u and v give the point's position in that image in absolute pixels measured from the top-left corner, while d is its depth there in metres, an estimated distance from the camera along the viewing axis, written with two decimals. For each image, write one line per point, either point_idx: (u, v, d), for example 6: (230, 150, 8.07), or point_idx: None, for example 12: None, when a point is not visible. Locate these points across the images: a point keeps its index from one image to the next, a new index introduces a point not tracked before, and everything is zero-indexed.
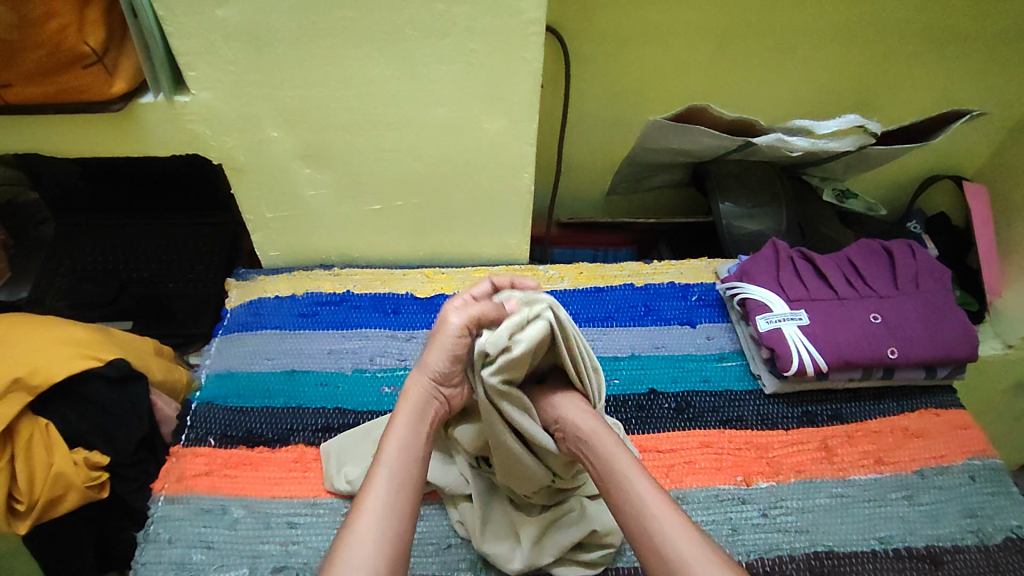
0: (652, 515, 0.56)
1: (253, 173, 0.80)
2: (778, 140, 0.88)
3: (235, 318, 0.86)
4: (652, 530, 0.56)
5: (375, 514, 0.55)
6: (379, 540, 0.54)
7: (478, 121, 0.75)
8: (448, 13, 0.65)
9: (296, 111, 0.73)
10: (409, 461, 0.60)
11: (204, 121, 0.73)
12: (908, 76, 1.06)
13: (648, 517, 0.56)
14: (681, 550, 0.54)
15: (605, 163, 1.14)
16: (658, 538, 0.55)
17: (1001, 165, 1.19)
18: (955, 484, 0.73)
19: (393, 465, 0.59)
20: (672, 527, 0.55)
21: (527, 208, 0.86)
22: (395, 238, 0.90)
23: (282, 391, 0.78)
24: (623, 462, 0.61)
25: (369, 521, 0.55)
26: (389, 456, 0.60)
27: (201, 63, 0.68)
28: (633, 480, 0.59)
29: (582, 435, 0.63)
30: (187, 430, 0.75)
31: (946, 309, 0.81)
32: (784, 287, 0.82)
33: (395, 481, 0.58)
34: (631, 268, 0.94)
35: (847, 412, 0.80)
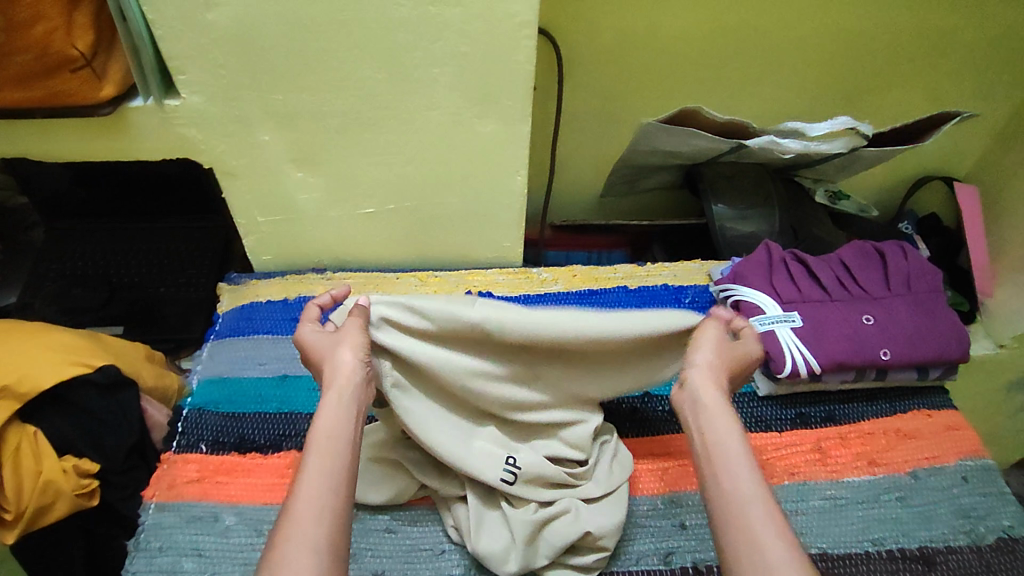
0: (735, 489, 0.51)
1: (245, 177, 0.79)
2: (770, 142, 0.88)
3: (226, 323, 0.86)
4: (735, 505, 0.50)
5: (310, 503, 0.49)
6: (317, 531, 0.47)
7: (471, 124, 0.75)
8: (440, 16, 0.65)
9: (287, 115, 0.73)
10: (341, 443, 0.53)
11: (194, 125, 0.73)
12: (899, 78, 1.06)
13: (732, 492, 0.51)
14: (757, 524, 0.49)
15: (598, 165, 1.14)
16: (742, 517, 0.49)
17: (991, 166, 1.20)
18: (948, 485, 0.74)
19: (330, 445, 0.53)
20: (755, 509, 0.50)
21: (520, 211, 0.86)
22: (388, 241, 0.90)
23: (275, 397, 0.78)
24: (722, 427, 0.56)
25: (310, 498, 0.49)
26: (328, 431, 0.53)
27: (191, 66, 0.67)
28: (728, 444, 0.54)
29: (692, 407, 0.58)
30: (178, 436, 0.74)
31: (938, 311, 0.81)
32: (777, 290, 0.82)
33: (330, 461, 0.51)
34: (624, 270, 0.94)
35: (840, 413, 0.80)
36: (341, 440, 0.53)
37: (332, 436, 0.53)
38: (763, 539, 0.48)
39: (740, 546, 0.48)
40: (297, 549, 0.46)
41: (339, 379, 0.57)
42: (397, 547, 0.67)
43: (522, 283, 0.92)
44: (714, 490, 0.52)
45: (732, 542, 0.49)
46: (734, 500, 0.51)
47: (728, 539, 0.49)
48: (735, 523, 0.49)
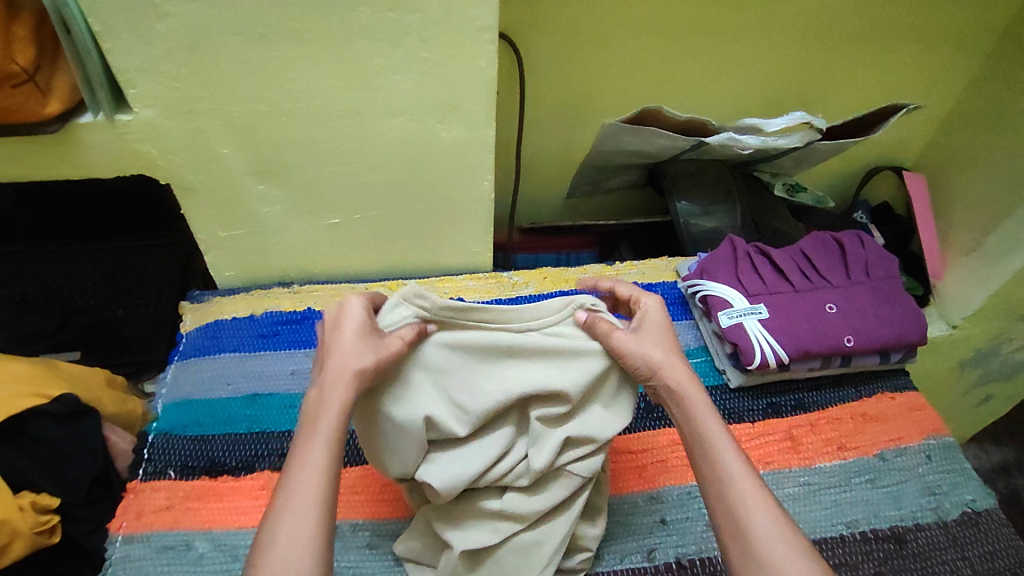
0: (734, 488, 0.53)
1: (204, 192, 0.77)
2: (729, 139, 0.89)
3: (191, 342, 0.83)
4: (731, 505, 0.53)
5: (312, 503, 0.48)
6: (315, 526, 0.47)
7: (433, 130, 0.75)
8: (399, 22, 0.64)
9: (244, 126, 0.71)
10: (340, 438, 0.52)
11: (149, 140, 0.70)
12: (847, 72, 1.10)
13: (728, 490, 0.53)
14: (743, 493, 0.53)
15: (563, 168, 1.15)
16: (738, 499, 0.52)
17: (937, 155, 1.26)
18: (913, 464, 0.76)
19: (330, 443, 0.51)
20: (758, 513, 0.52)
21: (488, 215, 0.86)
22: (356, 252, 0.88)
23: (245, 417, 0.76)
24: (712, 427, 0.56)
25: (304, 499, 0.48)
26: (324, 424, 0.52)
27: (142, 79, 0.65)
28: (720, 442, 0.56)
29: (675, 395, 0.59)
30: (144, 463, 0.71)
31: (897, 296, 0.84)
32: (743, 283, 0.83)
33: (331, 454, 0.51)
34: (594, 270, 0.96)
35: (810, 400, 0.82)
36: (341, 437, 0.52)
37: (335, 432, 0.52)
38: (764, 541, 0.50)
39: (747, 552, 0.50)
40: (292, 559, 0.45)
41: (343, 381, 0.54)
42: (379, 563, 0.66)
43: (494, 288, 0.92)
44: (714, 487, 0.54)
45: (730, 544, 0.52)
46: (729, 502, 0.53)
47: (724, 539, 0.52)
48: (728, 503, 0.53)
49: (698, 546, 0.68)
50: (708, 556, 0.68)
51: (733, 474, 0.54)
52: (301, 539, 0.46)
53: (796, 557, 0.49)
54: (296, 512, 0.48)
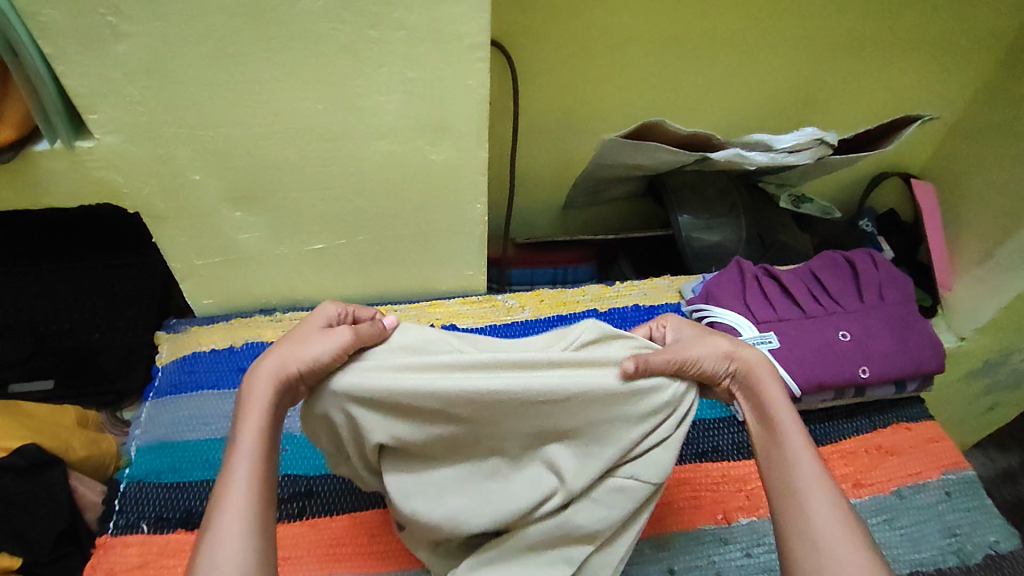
0: (803, 490, 0.50)
1: (176, 220, 0.72)
2: (736, 155, 0.83)
3: (167, 378, 0.78)
4: (798, 505, 0.49)
5: (242, 501, 0.46)
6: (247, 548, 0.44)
7: (423, 152, 0.69)
8: (382, 40, 0.59)
9: (217, 150, 0.65)
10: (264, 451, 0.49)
11: (113, 168, 0.65)
12: (856, 78, 1.05)
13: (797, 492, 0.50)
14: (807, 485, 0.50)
15: (560, 179, 1.10)
16: (798, 491, 0.50)
17: (946, 161, 1.21)
18: (933, 502, 0.73)
19: (257, 459, 0.48)
20: (825, 522, 0.48)
21: (482, 238, 0.81)
22: (342, 277, 0.83)
23: (224, 461, 0.71)
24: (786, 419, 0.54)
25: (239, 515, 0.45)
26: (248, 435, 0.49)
27: (103, 104, 0.59)
28: (790, 437, 0.53)
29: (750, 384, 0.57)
30: (116, 515, 0.66)
31: (913, 321, 0.80)
32: (751, 309, 0.79)
33: (258, 469, 0.48)
34: (593, 292, 0.91)
35: (821, 432, 0.78)
36: (267, 451, 0.49)
37: (260, 448, 0.49)
38: (825, 535, 0.47)
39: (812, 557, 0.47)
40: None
41: (267, 390, 0.50)
42: None
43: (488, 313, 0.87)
44: (785, 488, 0.51)
45: (792, 545, 0.48)
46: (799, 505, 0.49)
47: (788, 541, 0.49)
48: (791, 496, 0.50)
49: None
50: None
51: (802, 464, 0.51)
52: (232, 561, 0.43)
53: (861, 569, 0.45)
54: (220, 531, 0.45)
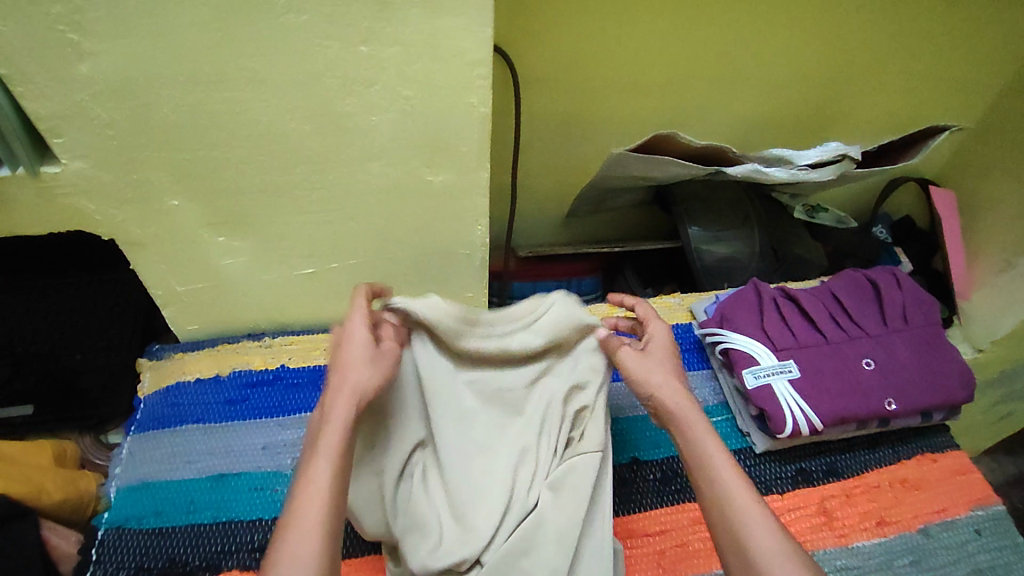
0: (741, 510, 0.49)
1: (154, 246, 0.67)
2: (755, 171, 0.79)
3: (148, 413, 0.74)
4: (735, 527, 0.48)
5: (325, 493, 0.44)
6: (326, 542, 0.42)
7: (419, 173, 0.65)
8: (375, 57, 0.54)
9: (196, 174, 0.60)
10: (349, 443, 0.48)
11: (83, 193, 0.60)
12: (875, 81, 1.00)
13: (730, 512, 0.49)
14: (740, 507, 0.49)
15: (563, 188, 1.05)
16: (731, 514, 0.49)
17: (965, 167, 1.17)
18: (961, 541, 0.69)
19: (340, 449, 0.47)
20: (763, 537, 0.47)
21: (482, 259, 0.76)
22: (335, 302, 0.79)
23: (209, 504, 0.66)
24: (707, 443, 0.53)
25: (318, 506, 0.44)
26: (333, 426, 0.48)
27: (68, 128, 0.54)
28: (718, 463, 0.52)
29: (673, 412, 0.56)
30: (93, 566, 0.62)
31: (940, 347, 0.76)
32: (770, 335, 0.74)
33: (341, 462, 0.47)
34: (600, 312, 0.86)
35: (843, 465, 0.74)
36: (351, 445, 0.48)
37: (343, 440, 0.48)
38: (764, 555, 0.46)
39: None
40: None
41: (349, 395, 0.50)
42: None
43: None
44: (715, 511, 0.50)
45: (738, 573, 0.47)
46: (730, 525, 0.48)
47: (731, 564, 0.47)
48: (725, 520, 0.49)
49: None
50: None
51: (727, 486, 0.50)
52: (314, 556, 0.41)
53: None
54: (299, 522, 0.43)
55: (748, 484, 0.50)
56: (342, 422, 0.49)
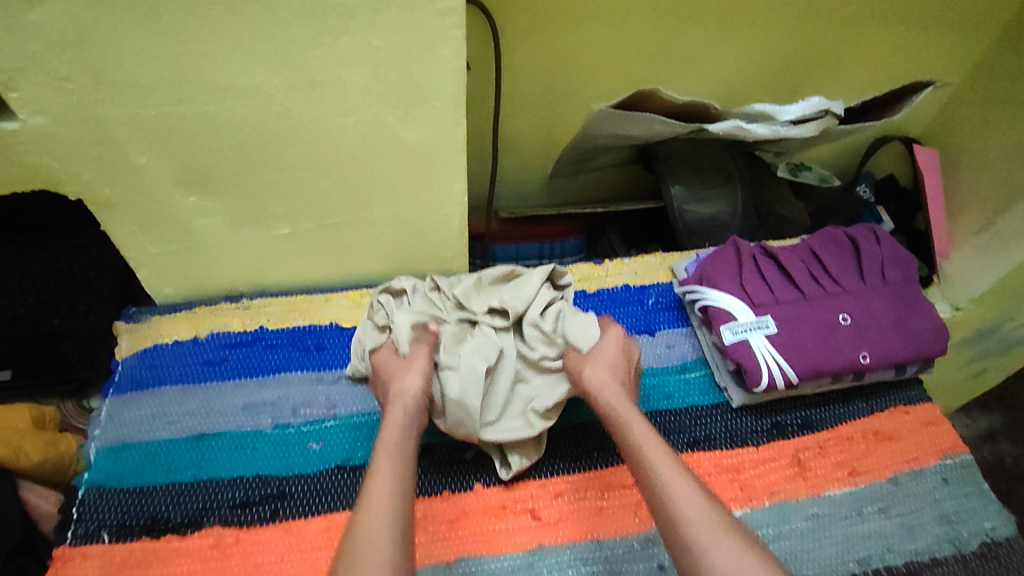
0: (675, 488, 0.55)
1: (124, 207, 0.65)
2: (735, 127, 0.78)
3: (127, 375, 0.73)
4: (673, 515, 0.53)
5: (388, 485, 0.54)
6: (393, 526, 0.51)
7: (393, 129, 0.63)
8: (343, 5, 0.52)
9: (162, 130, 0.59)
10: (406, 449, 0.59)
11: (45, 151, 0.58)
12: (861, 37, 0.99)
13: (702, 558, 0.49)
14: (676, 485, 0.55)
15: (545, 148, 1.04)
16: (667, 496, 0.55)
17: (948, 125, 1.16)
18: (928, 489, 0.71)
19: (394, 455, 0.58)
20: (732, 566, 0.48)
21: (462, 218, 0.76)
22: (312, 262, 0.78)
23: (190, 463, 0.67)
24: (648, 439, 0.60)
25: (382, 484, 0.55)
26: (388, 441, 0.60)
27: (24, 80, 0.52)
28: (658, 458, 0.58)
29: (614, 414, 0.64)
30: (75, 524, 0.62)
31: (915, 301, 0.76)
32: (748, 292, 0.75)
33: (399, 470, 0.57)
34: (581, 271, 0.86)
35: (817, 418, 0.75)
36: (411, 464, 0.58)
37: (397, 450, 0.59)
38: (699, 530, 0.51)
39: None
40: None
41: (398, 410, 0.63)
42: None
43: None
44: (689, 557, 0.50)
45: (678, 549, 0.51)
46: (702, 568, 0.49)
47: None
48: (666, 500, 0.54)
49: None
50: None
51: (666, 471, 0.56)
52: (380, 535, 0.50)
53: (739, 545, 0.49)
54: (370, 500, 0.53)
55: (679, 468, 0.57)
56: (394, 436, 0.60)
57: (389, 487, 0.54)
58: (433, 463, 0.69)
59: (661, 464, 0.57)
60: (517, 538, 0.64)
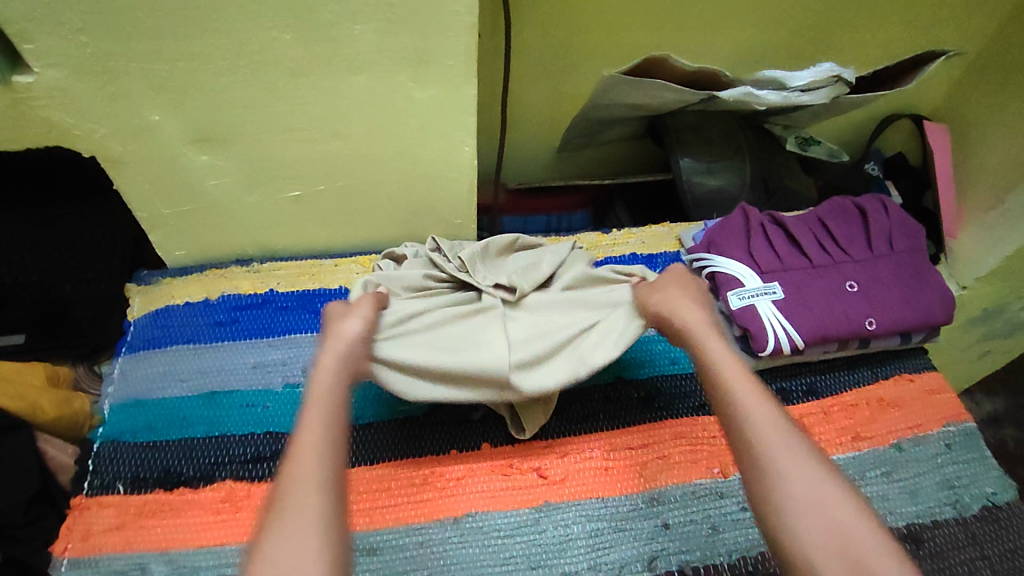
0: (752, 408, 0.52)
1: (137, 165, 0.66)
2: (746, 94, 0.79)
3: (139, 334, 0.74)
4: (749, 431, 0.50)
5: (316, 435, 0.50)
6: (320, 477, 0.47)
7: (404, 89, 0.63)
8: None
9: (176, 86, 0.59)
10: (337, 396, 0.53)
11: (59, 105, 0.59)
12: (875, 9, 0.98)
13: (780, 498, 0.47)
14: (753, 403, 0.52)
15: (554, 120, 1.03)
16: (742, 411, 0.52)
17: (960, 102, 1.15)
18: (931, 454, 0.71)
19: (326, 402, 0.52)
20: (810, 490, 0.46)
21: (471, 183, 0.76)
22: (322, 227, 0.78)
23: (202, 419, 0.68)
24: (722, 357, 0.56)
25: (312, 433, 0.50)
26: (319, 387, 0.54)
27: (40, 32, 0.53)
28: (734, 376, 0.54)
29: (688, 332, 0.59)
30: (90, 476, 0.64)
31: (923, 270, 0.76)
32: (756, 259, 0.75)
33: (329, 418, 0.51)
34: (589, 240, 0.86)
35: (821, 385, 0.76)
36: (342, 415, 0.53)
37: (327, 399, 0.53)
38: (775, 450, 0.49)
39: (840, 562, 0.43)
40: (296, 532, 0.43)
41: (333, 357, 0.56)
42: None
43: None
44: (757, 472, 0.48)
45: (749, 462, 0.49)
46: (775, 485, 0.47)
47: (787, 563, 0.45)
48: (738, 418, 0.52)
49: (703, 552, 0.62)
50: (713, 564, 0.62)
51: (744, 389, 0.53)
52: (309, 487, 0.46)
53: (819, 472, 0.47)
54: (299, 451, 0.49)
55: (759, 388, 0.53)
56: (325, 382, 0.54)
57: (319, 435, 0.50)
58: (441, 422, 0.70)
59: (736, 383, 0.54)
60: (523, 495, 0.65)
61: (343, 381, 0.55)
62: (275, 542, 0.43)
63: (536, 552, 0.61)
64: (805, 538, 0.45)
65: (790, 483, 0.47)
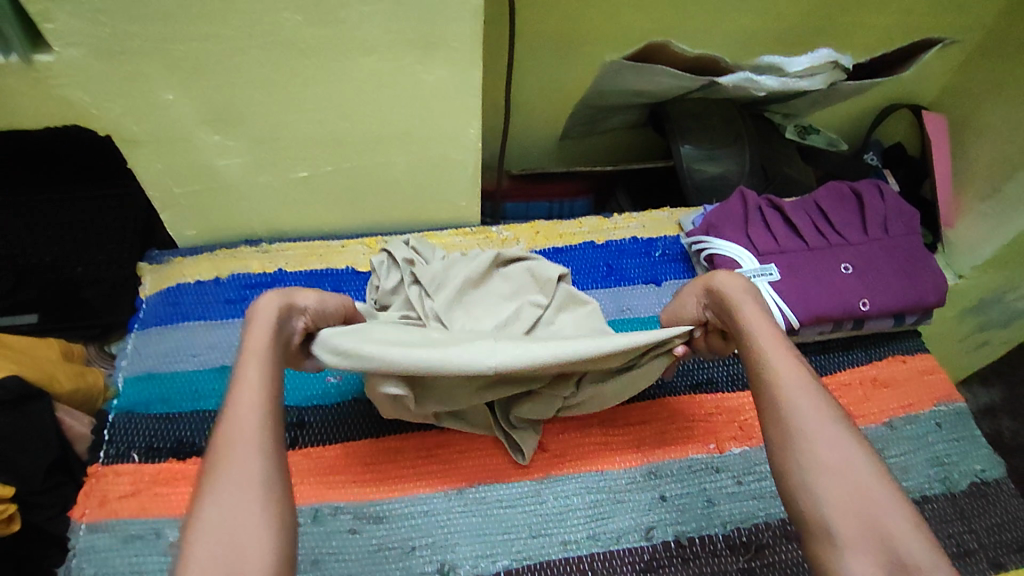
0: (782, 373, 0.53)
1: (151, 144, 0.68)
2: (745, 80, 0.81)
3: (151, 311, 0.76)
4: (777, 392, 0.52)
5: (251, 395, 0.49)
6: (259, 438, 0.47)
7: (411, 71, 0.65)
8: None
9: (190, 65, 0.61)
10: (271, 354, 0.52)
11: (77, 84, 0.61)
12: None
13: (803, 452, 0.48)
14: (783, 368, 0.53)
15: (556, 108, 1.05)
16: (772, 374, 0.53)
17: (958, 92, 1.17)
18: (922, 433, 0.73)
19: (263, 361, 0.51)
20: (835, 454, 0.47)
21: (475, 166, 0.78)
22: (330, 208, 0.80)
23: (213, 393, 0.70)
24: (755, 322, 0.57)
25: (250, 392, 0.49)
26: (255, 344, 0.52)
27: (60, 11, 0.55)
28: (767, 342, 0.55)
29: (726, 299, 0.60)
30: (106, 445, 0.66)
31: (917, 254, 0.78)
32: (753, 241, 0.77)
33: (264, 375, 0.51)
34: (591, 223, 0.88)
35: (816, 364, 0.78)
36: (274, 372, 0.52)
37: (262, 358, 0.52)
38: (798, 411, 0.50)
39: (855, 517, 0.45)
40: (230, 493, 0.44)
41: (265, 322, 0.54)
42: (364, 547, 0.61)
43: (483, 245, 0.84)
44: (781, 433, 0.50)
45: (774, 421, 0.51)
46: (798, 444, 0.49)
47: (815, 545, 0.45)
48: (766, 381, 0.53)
49: (699, 523, 0.64)
50: (708, 534, 0.64)
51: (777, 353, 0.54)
52: (250, 449, 0.46)
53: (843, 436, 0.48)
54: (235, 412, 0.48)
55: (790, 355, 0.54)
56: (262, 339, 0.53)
57: (255, 397, 0.49)
58: None
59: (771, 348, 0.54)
60: (525, 467, 0.67)
61: (269, 358, 0.52)
62: (203, 537, 0.42)
63: (537, 521, 0.63)
64: (832, 520, 0.45)
65: (814, 443, 0.48)
